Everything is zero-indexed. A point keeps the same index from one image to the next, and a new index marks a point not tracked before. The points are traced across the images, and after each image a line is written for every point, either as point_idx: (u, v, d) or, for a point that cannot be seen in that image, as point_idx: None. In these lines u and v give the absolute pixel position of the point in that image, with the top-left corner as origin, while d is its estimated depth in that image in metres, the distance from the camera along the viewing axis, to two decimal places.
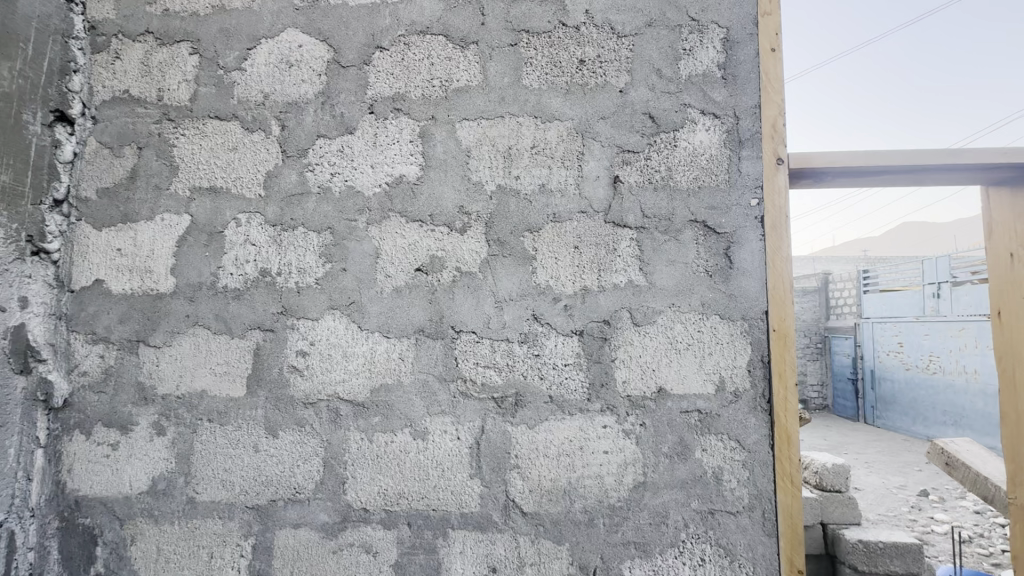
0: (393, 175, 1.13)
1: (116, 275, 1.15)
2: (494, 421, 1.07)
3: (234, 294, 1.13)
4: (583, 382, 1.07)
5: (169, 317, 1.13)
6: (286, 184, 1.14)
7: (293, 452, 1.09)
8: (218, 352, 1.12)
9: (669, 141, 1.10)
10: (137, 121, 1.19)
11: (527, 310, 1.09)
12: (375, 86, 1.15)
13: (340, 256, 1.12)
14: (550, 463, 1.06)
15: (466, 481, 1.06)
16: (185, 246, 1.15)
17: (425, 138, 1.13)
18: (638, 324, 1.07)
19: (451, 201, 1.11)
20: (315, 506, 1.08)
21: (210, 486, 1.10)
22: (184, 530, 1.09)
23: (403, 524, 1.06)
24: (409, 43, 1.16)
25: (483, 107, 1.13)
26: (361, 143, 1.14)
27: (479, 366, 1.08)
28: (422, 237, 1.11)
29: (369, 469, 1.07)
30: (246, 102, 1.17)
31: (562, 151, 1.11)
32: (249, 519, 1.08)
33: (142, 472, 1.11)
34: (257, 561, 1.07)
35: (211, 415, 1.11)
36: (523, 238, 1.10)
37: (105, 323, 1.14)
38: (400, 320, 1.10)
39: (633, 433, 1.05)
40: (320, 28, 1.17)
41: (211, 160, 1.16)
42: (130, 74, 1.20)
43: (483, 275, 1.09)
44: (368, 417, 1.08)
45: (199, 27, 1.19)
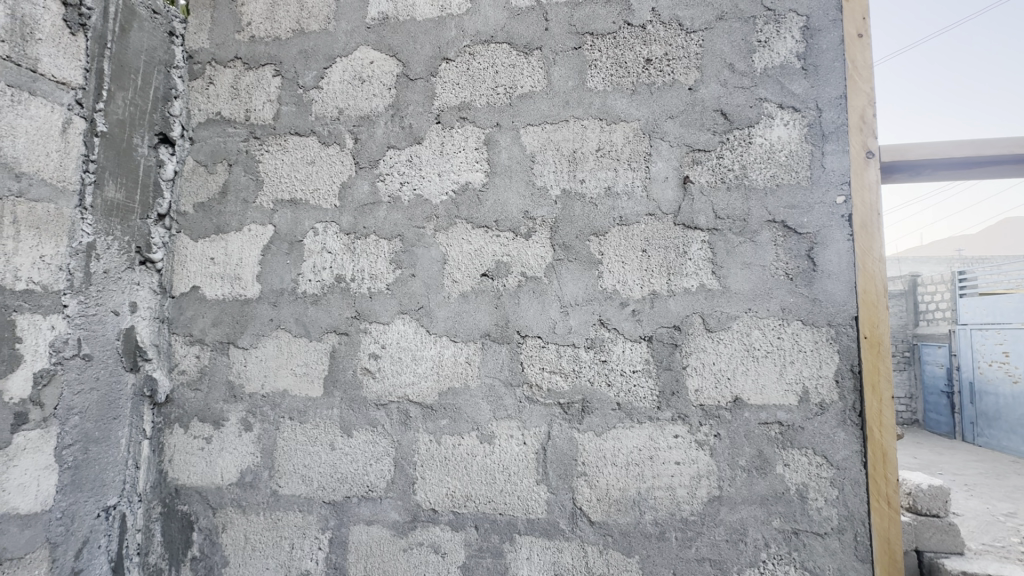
0: (459, 183, 1.15)
1: (210, 282, 1.25)
2: (561, 427, 1.06)
3: (312, 299, 1.19)
4: (652, 389, 1.04)
5: (255, 321, 1.22)
6: (359, 194, 1.20)
7: (366, 452, 1.13)
8: (298, 354, 1.19)
9: (743, 138, 1.05)
10: (228, 140, 1.29)
11: (593, 314, 1.07)
12: (441, 97, 1.18)
13: (409, 262, 1.15)
14: (618, 472, 1.03)
15: (533, 486, 1.06)
16: (270, 255, 1.23)
17: (490, 145, 1.15)
18: (712, 330, 1.03)
19: (516, 206, 1.12)
20: (386, 505, 1.11)
21: (291, 481, 1.16)
22: (268, 521, 1.16)
23: (471, 526, 1.07)
24: (474, 53, 1.18)
25: (548, 111, 1.13)
26: (429, 152, 1.18)
27: (545, 371, 1.08)
28: (488, 243, 1.12)
29: (438, 470, 1.10)
30: (323, 118, 1.24)
31: (628, 152, 1.09)
32: (326, 513, 1.14)
33: (231, 465, 1.20)
34: (334, 555, 1.12)
35: (292, 413, 1.18)
36: (589, 241, 1.08)
37: (201, 325, 1.25)
38: (467, 325, 1.11)
39: (706, 444, 1.01)
40: (390, 44, 1.22)
41: (292, 174, 1.24)
42: (221, 97, 1.31)
43: (549, 280, 1.09)
44: (436, 420, 1.11)
45: (281, 50, 1.28)
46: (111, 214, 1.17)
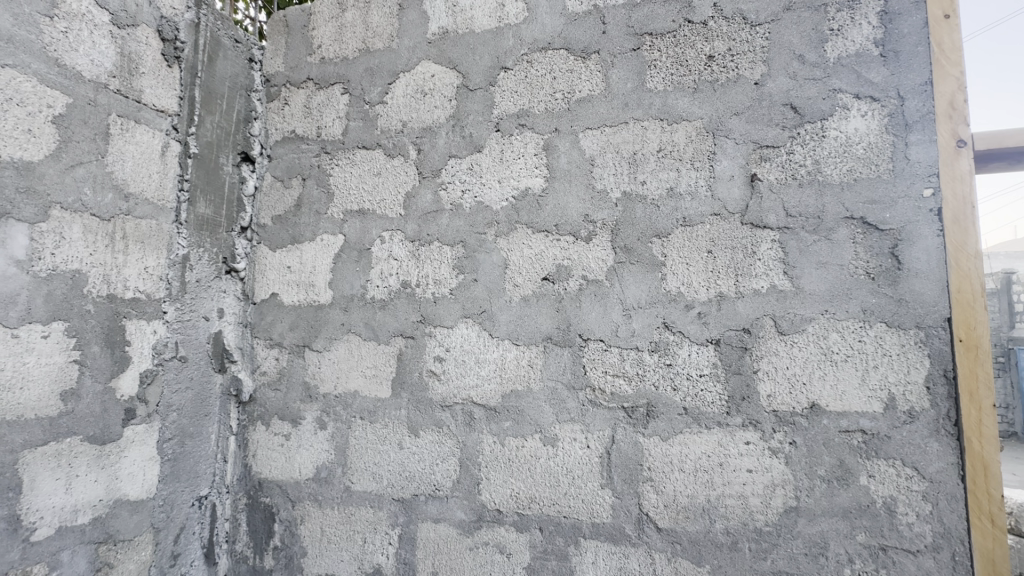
0: (519, 189, 1.17)
1: (287, 289, 1.34)
2: (625, 431, 1.05)
3: (380, 304, 1.25)
4: (721, 394, 1.01)
5: (328, 325, 1.29)
6: (422, 203, 1.24)
7: (433, 451, 1.17)
8: (368, 357, 1.24)
9: (815, 132, 1.01)
10: (301, 156, 1.38)
11: (656, 317, 1.06)
12: (500, 105, 1.21)
13: (471, 268, 1.18)
14: (686, 479, 1.01)
15: (598, 490, 1.05)
16: (340, 262, 1.30)
17: (550, 150, 1.16)
18: (784, 332, 0.99)
19: (576, 210, 1.13)
20: (453, 504, 1.14)
21: (362, 478, 1.22)
22: (342, 515, 1.22)
23: (535, 528, 1.08)
24: (532, 60, 1.20)
25: (606, 114, 1.13)
26: (489, 160, 1.20)
27: (608, 375, 1.07)
28: (549, 246, 1.13)
29: (503, 471, 1.11)
30: (387, 132, 1.30)
31: (690, 152, 1.07)
32: (396, 510, 1.18)
33: (308, 461, 1.27)
34: (403, 550, 1.17)
35: (363, 413, 1.23)
36: (651, 243, 1.07)
37: (280, 330, 1.34)
38: (529, 328, 1.13)
39: (781, 452, 0.97)
40: (450, 56, 1.26)
41: (360, 185, 1.30)
42: (295, 116, 1.40)
43: (610, 283, 1.09)
44: (500, 422, 1.13)
45: (348, 69, 1.35)
46: (202, 228, 1.28)
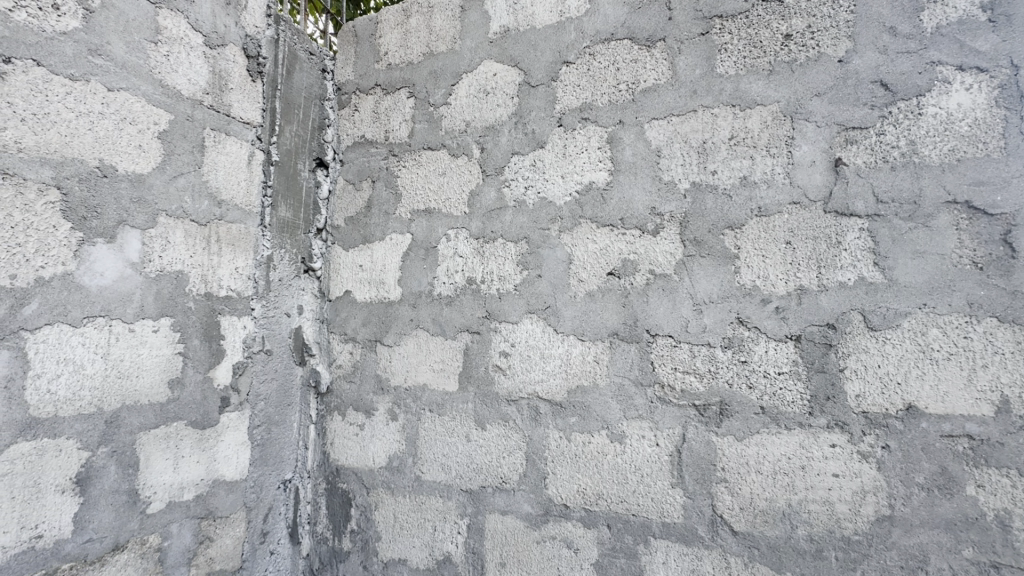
0: (583, 183, 1.16)
1: (360, 286, 1.41)
2: (697, 429, 1.02)
3: (447, 300, 1.28)
4: (803, 394, 0.95)
5: (398, 321, 1.34)
6: (486, 201, 1.26)
7: (499, 445, 1.19)
8: (436, 351, 1.28)
9: (910, 110, 0.93)
10: (371, 159, 1.44)
11: (730, 312, 1.02)
12: (563, 100, 1.20)
13: (535, 264, 1.19)
14: (763, 481, 0.96)
15: (668, 489, 1.03)
16: (409, 261, 1.35)
17: (614, 143, 1.14)
18: (875, 328, 0.92)
19: (642, 203, 1.10)
20: (519, 497, 1.16)
21: (432, 468, 1.26)
22: (414, 503, 1.27)
23: (603, 525, 1.08)
24: (594, 53, 1.18)
25: (674, 103, 1.10)
26: (552, 156, 1.20)
27: (678, 372, 1.04)
28: (614, 241, 1.12)
29: (569, 467, 1.11)
30: (452, 132, 1.33)
31: (766, 138, 1.02)
32: (464, 501, 1.22)
33: (381, 450, 1.33)
34: (471, 540, 1.20)
35: (431, 406, 1.28)
36: (724, 236, 1.03)
37: (353, 325, 1.41)
38: (595, 323, 1.12)
39: (872, 456, 0.90)
40: (512, 54, 1.27)
41: (426, 185, 1.34)
42: (365, 121, 1.47)
43: (679, 277, 1.06)
44: (566, 417, 1.13)
45: (414, 73, 1.40)
46: (284, 231, 1.37)
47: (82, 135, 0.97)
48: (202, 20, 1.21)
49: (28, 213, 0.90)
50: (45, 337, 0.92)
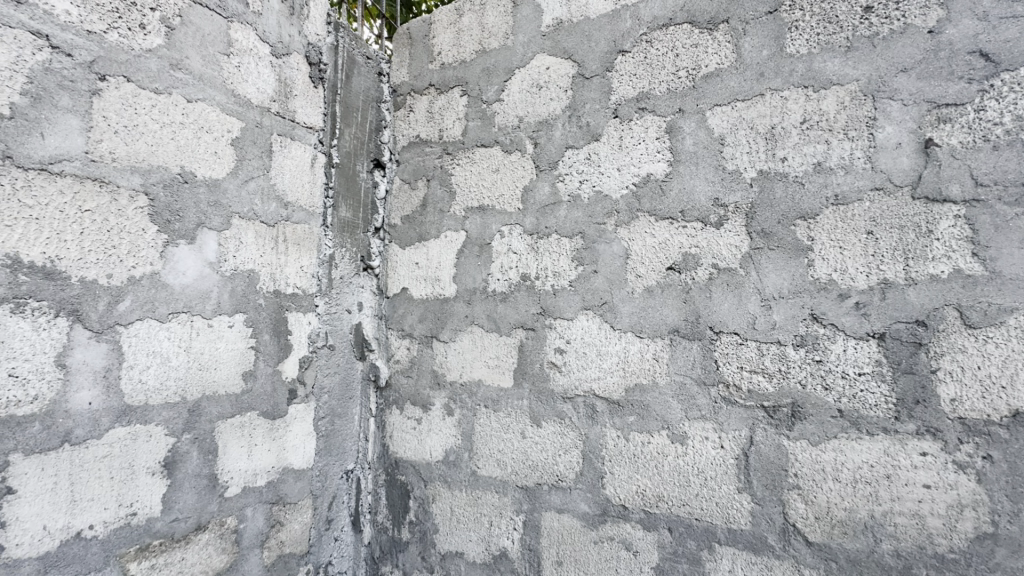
0: (640, 175, 1.13)
1: (416, 283, 1.44)
2: (766, 432, 0.96)
3: (501, 297, 1.28)
4: (887, 396, 0.88)
5: (453, 317, 1.36)
6: (540, 196, 1.25)
7: (555, 442, 1.18)
8: (490, 347, 1.29)
9: (1017, 82, 0.83)
10: (426, 158, 1.46)
11: (803, 309, 0.95)
12: (619, 91, 1.17)
13: (591, 259, 1.16)
14: (841, 490, 0.90)
15: (734, 494, 0.98)
16: (463, 257, 1.36)
17: (673, 132, 1.10)
18: (974, 326, 0.83)
19: (704, 194, 1.05)
20: (576, 496, 1.14)
21: (488, 464, 1.27)
22: (470, 498, 1.29)
23: (664, 528, 1.04)
24: (651, 40, 1.14)
25: (738, 88, 1.04)
26: (607, 148, 1.17)
27: (744, 371, 0.99)
28: (674, 234, 1.08)
29: (627, 467, 1.09)
30: (505, 128, 1.32)
31: (843, 121, 0.95)
32: (520, 497, 1.21)
33: (438, 445, 1.35)
34: (528, 537, 1.20)
35: (487, 402, 1.28)
36: (795, 227, 0.97)
37: (410, 322, 1.44)
38: (654, 320, 1.08)
39: (970, 467, 0.82)
40: (565, 46, 1.25)
41: (480, 182, 1.35)
42: (420, 121, 1.49)
43: (745, 271, 1.00)
44: (624, 416, 1.10)
45: (467, 71, 1.41)
46: (344, 230, 1.43)
47: (165, 144, 1.05)
48: (270, 31, 1.27)
49: (121, 218, 0.98)
50: (137, 331, 1.00)
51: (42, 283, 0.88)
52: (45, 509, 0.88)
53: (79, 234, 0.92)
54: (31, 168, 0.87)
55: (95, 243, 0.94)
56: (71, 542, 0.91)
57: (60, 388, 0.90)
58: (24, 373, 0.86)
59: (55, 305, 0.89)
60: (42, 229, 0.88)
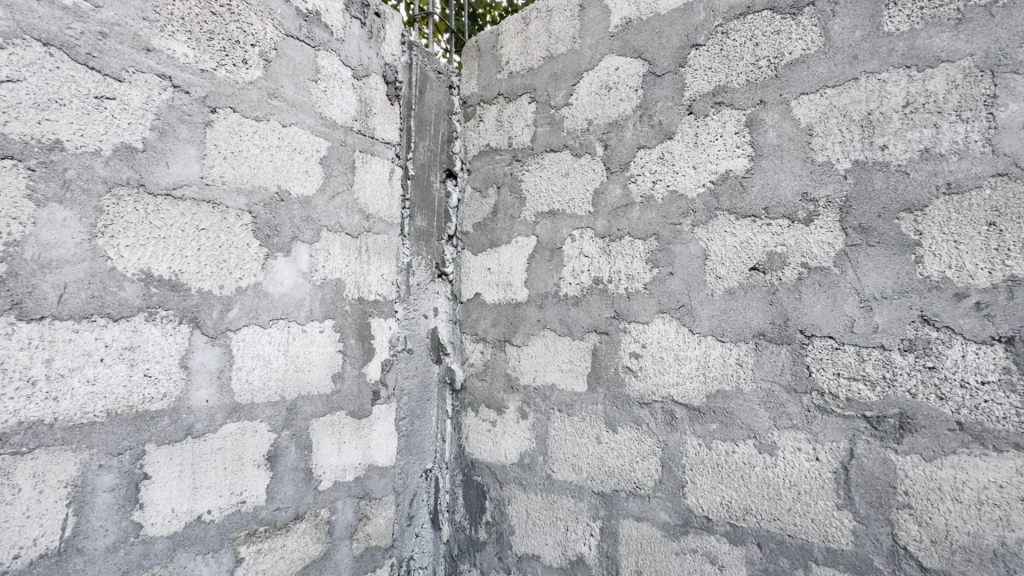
0: (718, 172, 1.08)
1: (489, 288, 1.47)
2: (868, 445, 0.89)
3: (574, 301, 1.28)
4: (1019, 408, 0.79)
5: (526, 321, 1.37)
6: (612, 198, 1.23)
7: (632, 448, 1.15)
8: (563, 351, 1.29)
9: None
10: (496, 166, 1.50)
11: (910, 310, 0.87)
12: (693, 86, 1.13)
13: (666, 261, 1.13)
14: (962, 512, 0.81)
15: (832, 511, 0.91)
16: (534, 262, 1.37)
17: (754, 125, 1.05)
18: None
19: (790, 189, 0.99)
20: (656, 504, 1.11)
21: (563, 468, 1.27)
22: (546, 501, 1.29)
23: (752, 543, 0.99)
24: (728, 31, 1.09)
25: (827, 74, 0.97)
26: (682, 146, 1.14)
27: (842, 378, 0.92)
28: (757, 233, 1.02)
29: (710, 477, 1.04)
30: (574, 131, 1.32)
31: (954, 101, 0.86)
32: (597, 503, 1.20)
33: (512, 447, 1.37)
34: (605, 544, 1.18)
35: (561, 406, 1.28)
36: (899, 220, 0.89)
37: (483, 326, 1.47)
38: (736, 323, 1.04)
39: None
40: (634, 45, 1.23)
41: (550, 187, 1.36)
42: (489, 130, 1.53)
43: (841, 270, 0.93)
44: (705, 423, 1.06)
45: (535, 78, 1.42)
46: (420, 239, 1.50)
47: (265, 166, 1.15)
48: (351, 56, 1.36)
49: (230, 234, 1.09)
50: (244, 336, 1.11)
51: (169, 294, 1.00)
52: (173, 494, 0.99)
53: (197, 250, 1.04)
54: (159, 194, 0.99)
55: (210, 258, 1.06)
56: (194, 524, 1.02)
57: (184, 386, 1.01)
58: (155, 373, 0.98)
59: (179, 313, 1.01)
60: (168, 247, 1.00)
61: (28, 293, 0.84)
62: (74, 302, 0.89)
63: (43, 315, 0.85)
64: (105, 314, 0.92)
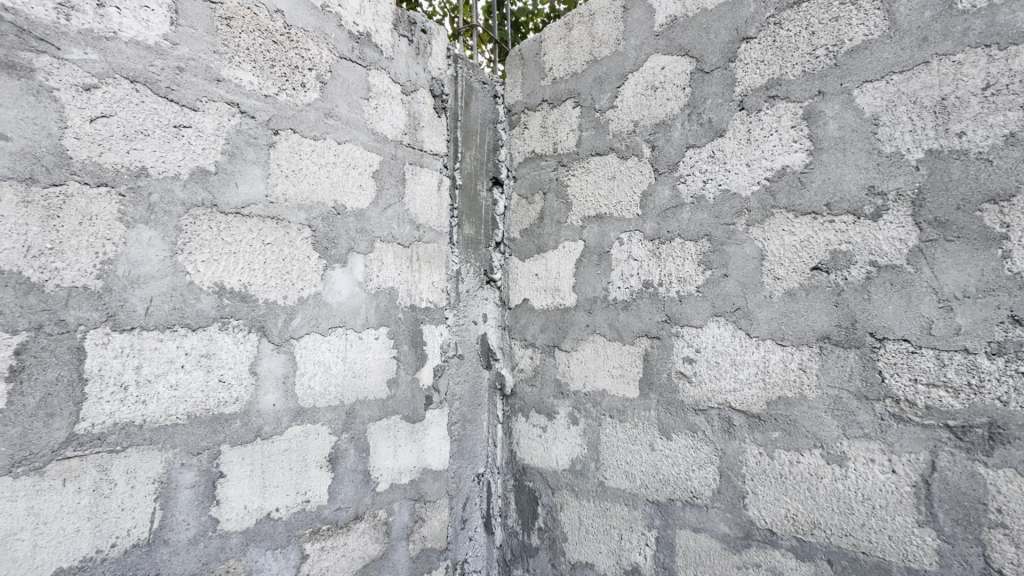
0: (774, 169, 1.04)
1: (537, 294, 1.47)
2: (953, 457, 0.82)
3: (623, 305, 1.26)
4: None
5: (575, 326, 1.37)
6: (661, 199, 1.21)
7: (687, 456, 1.12)
8: (613, 357, 1.27)
9: None
10: (542, 172, 1.50)
11: (998, 310, 0.80)
12: (744, 81, 1.09)
13: (720, 262, 1.10)
14: None
15: (912, 527, 0.85)
16: (582, 267, 1.36)
17: (812, 118, 1.00)
18: None
19: (855, 183, 0.94)
20: (714, 515, 1.07)
21: (616, 475, 1.25)
22: (599, 508, 1.27)
23: (822, 559, 0.93)
24: (781, 22, 1.05)
25: (894, 59, 0.91)
26: (734, 143, 1.10)
27: (919, 384, 0.85)
28: (819, 231, 0.97)
29: (773, 488, 0.99)
30: (620, 134, 1.31)
31: None
32: (651, 512, 1.17)
33: (564, 453, 1.36)
34: (662, 554, 1.15)
35: (612, 412, 1.27)
36: (982, 213, 0.82)
37: (532, 331, 1.48)
38: (798, 326, 0.99)
39: None
40: (681, 43, 1.21)
41: (596, 191, 1.35)
42: (534, 137, 1.54)
43: (915, 268, 0.87)
44: (766, 431, 1.01)
45: (579, 82, 1.42)
46: (468, 246, 1.53)
47: (323, 182, 1.22)
48: (400, 72, 1.41)
49: (292, 248, 1.16)
50: (306, 344, 1.17)
51: (239, 305, 1.07)
52: (246, 492, 1.06)
53: (263, 264, 1.11)
54: (229, 212, 1.07)
55: (275, 270, 1.12)
56: (264, 521, 1.08)
57: (254, 390, 1.08)
58: (229, 379, 1.05)
59: (249, 323, 1.08)
60: (238, 261, 1.07)
61: (121, 306, 0.93)
62: (159, 313, 0.97)
63: (133, 326, 0.94)
64: (185, 324, 1.00)
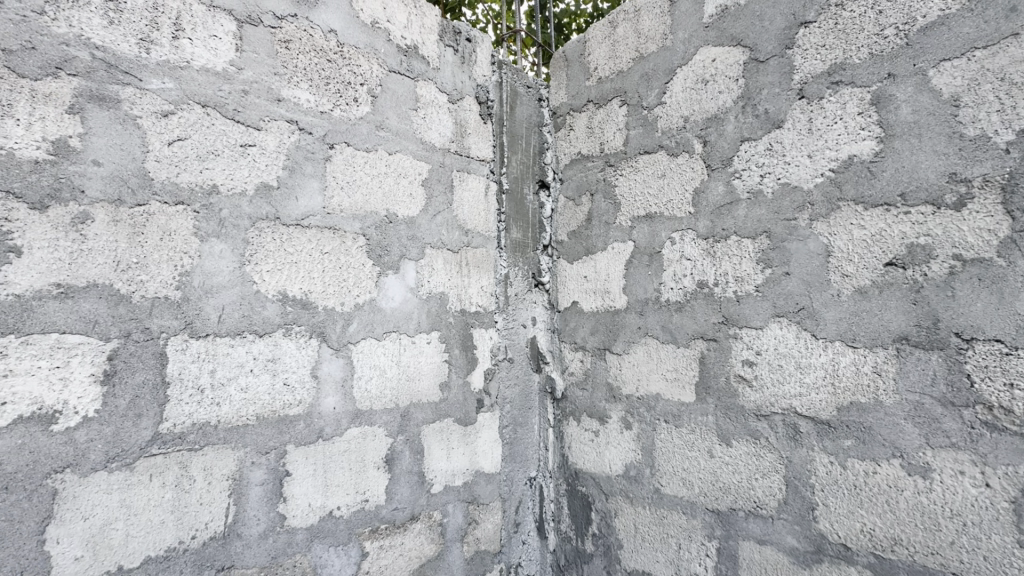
0: (839, 159, 0.97)
1: (587, 296, 1.46)
2: None
3: (677, 306, 1.22)
4: None
5: (626, 329, 1.34)
6: (715, 196, 1.16)
7: (749, 464, 1.06)
8: (667, 360, 1.23)
9: None
10: (589, 173, 1.49)
11: None
12: (803, 68, 1.04)
13: (781, 260, 1.04)
14: None
15: (1011, 547, 0.77)
16: (632, 268, 1.33)
17: (881, 103, 0.93)
18: None
19: (933, 171, 0.87)
20: (780, 527, 1.01)
21: (672, 482, 1.21)
22: (655, 516, 1.24)
23: None
24: (843, 3, 0.99)
25: (976, 34, 0.84)
26: (794, 134, 1.04)
27: (1016, 390, 0.78)
28: (892, 224, 0.90)
29: (846, 500, 0.93)
30: (669, 131, 1.27)
31: None
32: (712, 521, 1.13)
33: (617, 458, 1.34)
34: (723, 566, 1.10)
35: (667, 417, 1.23)
36: None
37: (582, 334, 1.46)
38: (871, 326, 0.92)
39: None
40: (732, 33, 1.16)
41: (645, 190, 1.32)
42: (581, 138, 1.53)
43: (1008, 261, 0.79)
44: (837, 439, 0.95)
45: (625, 80, 1.40)
46: (516, 250, 1.53)
47: (375, 193, 1.26)
48: (447, 82, 1.44)
49: (348, 256, 1.21)
50: (362, 349, 1.21)
51: (301, 312, 1.13)
52: (309, 490, 1.11)
53: (322, 272, 1.16)
54: (291, 225, 1.13)
55: (332, 278, 1.18)
56: (327, 518, 1.13)
57: (315, 393, 1.13)
58: (293, 382, 1.10)
59: (310, 329, 1.14)
60: (299, 271, 1.13)
61: (197, 314, 1.00)
62: (230, 321, 1.04)
63: (208, 333, 1.01)
64: (253, 330, 1.06)
